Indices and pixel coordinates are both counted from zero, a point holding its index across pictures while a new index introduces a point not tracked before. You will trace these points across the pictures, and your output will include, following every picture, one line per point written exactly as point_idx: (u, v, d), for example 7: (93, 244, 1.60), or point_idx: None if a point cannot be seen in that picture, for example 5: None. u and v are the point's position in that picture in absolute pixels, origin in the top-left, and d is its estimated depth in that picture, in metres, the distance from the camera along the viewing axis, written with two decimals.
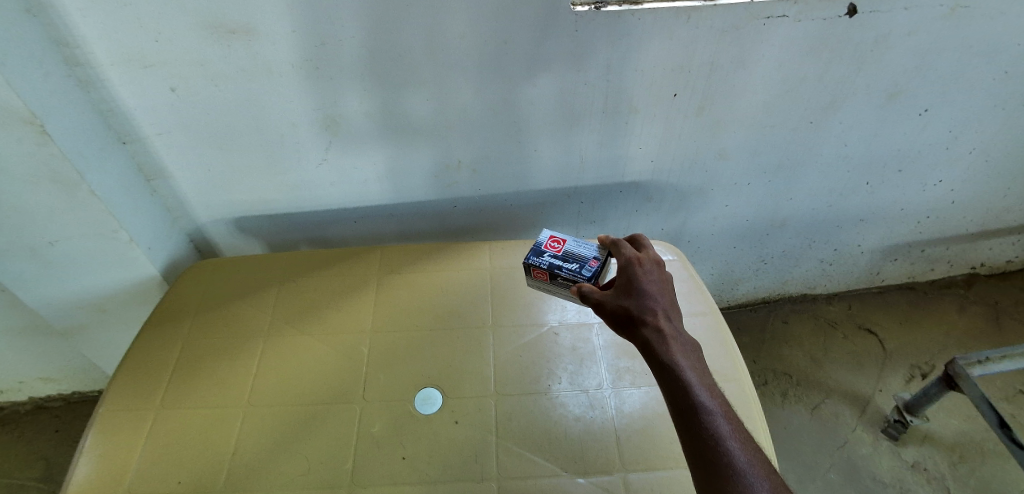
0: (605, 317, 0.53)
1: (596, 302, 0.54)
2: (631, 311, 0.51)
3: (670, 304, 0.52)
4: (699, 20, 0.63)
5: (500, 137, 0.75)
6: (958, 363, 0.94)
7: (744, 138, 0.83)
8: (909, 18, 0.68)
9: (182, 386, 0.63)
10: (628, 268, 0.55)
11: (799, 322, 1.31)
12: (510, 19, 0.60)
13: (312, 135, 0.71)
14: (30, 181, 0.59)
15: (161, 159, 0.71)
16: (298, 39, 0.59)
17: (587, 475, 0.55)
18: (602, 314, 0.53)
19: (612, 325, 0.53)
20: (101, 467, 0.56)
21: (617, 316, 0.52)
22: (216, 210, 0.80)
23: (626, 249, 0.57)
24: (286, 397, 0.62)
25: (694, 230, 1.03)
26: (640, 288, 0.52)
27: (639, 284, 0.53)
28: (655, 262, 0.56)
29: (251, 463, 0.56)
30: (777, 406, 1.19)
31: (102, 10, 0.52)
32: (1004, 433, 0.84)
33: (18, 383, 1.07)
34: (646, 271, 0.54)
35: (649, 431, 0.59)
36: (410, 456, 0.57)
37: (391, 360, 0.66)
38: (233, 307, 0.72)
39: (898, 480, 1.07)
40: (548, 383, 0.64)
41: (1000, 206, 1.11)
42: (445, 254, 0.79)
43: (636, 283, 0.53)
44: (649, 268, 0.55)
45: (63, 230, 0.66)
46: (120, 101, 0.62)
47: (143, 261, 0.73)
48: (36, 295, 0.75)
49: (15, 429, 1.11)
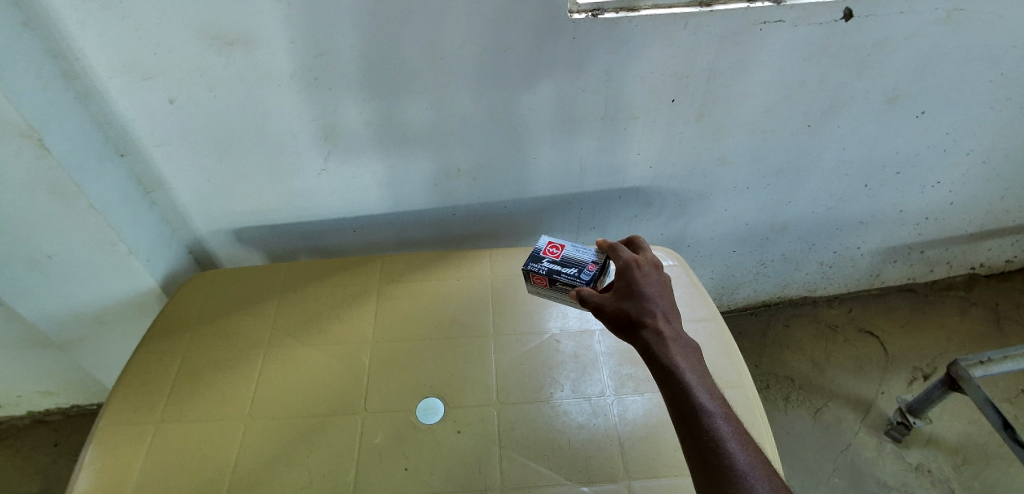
0: (604, 321, 0.53)
1: (596, 305, 0.53)
2: (631, 313, 0.51)
3: (669, 306, 0.52)
4: (697, 26, 0.64)
5: (501, 143, 0.75)
6: (961, 365, 0.93)
7: (743, 142, 0.83)
8: (904, 21, 0.68)
9: (181, 399, 0.62)
10: (627, 271, 0.54)
11: (800, 326, 1.31)
12: (509, 27, 0.60)
13: (311, 144, 0.71)
14: (28, 194, 0.58)
15: (160, 170, 0.70)
16: (299, 48, 0.59)
17: (591, 484, 0.55)
18: (601, 317, 0.53)
19: (612, 329, 0.52)
20: (99, 482, 0.55)
21: (617, 319, 0.52)
22: (214, 220, 0.80)
23: (623, 252, 0.57)
24: (286, 407, 0.62)
25: (694, 235, 1.03)
26: (639, 291, 0.52)
27: (638, 287, 0.53)
28: (653, 265, 0.56)
29: (250, 475, 0.56)
30: (780, 411, 1.19)
31: (100, 22, 0.52)
32: (1007, 435, 0.84)
33: (17, 397, 1.06)
34: (645, 273, 0.54)
35: (653, 439, 0.58)
36: (412, 466, 0.56)
37: (391, 369, 0.65)
38: (233, 318, 0.71)
39: (903, 484, 1.06)
40: (550, 390, 0.63)
41: (998, 207, 1.11)
42: (445, 262, 0.79)
43: (635, 286, 0.53)
44: (648, 271, 0.55)
45: (61, 242, 0.66)
46: (118, 112, 0.62)
47: (141, 273, 0.73)
48: (34, 307, 0.75)
49: (13, 443, 1.10)
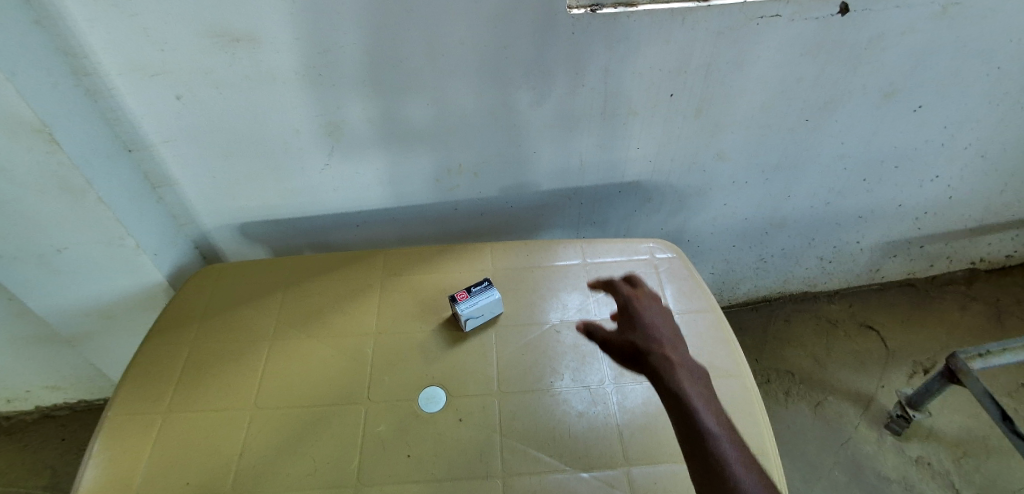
0: (614, 349, 0.66)
1: (605, 338, 0.67)
2: (637, 344, 0.64)
3: (673, 337, 0.64)
4: (694, 21, 0.64)
5: (500, 141, 0.77)
6: (959, 357, 0.94)
7: (742, 138, 0.84)
8: (900, 16, 0.69)
9: (190, 390, 0.64)
10: (631, 306, 0.69)
11: (801, 321, 1.32)
12: (509, 25, 0.61)
13: (314, 141, 0.72)
14: (41, 188, 0.60)
15: (166, 166, 0.72)
16: (300, 45, 0.60)
17: (590, 470, 0.56)
18: (610, 347, 0.66)
19: (621, 357, 0.65)
20: (110, 471, 0.57)
21: (625, 350, 0.65)
22: (221, 215, 0.82)
23: (623, 288, 0.72)
24: (292, 399, 0.63)
25: (693, 231, 1.04)
26: (644, 325, 0.66)
27: (643, 321, 0.67)
28: (652, 299, 0.70)
29: (259, 464, 0.58)
30: (780, 405, 1.20)
31: (108, 21, 0.54)
32: (1006, 427, 0.85)
33: (25, 392, 1.09)
34: (647, 308, 0.68)
35: (652, 427, 0.60)
36: (416, 454, 0.58)
37: (395, 362, 0.67)
38: (239, 312, 0.73)
39: (902, 477, 1.08)
40: (550, 380, 0.65)
41: (998, 201, 1.11)
42: (446, 255, 0.80)
43: (641, 320, 0.67)
44: (648, 304, 0.69)
45: (72, 237, 0.67)
46: (125, 109, 0.63)
47: (149, 267, 0.75)
48: (45, 301, 0.77)
49: (22, 438, 1.13)
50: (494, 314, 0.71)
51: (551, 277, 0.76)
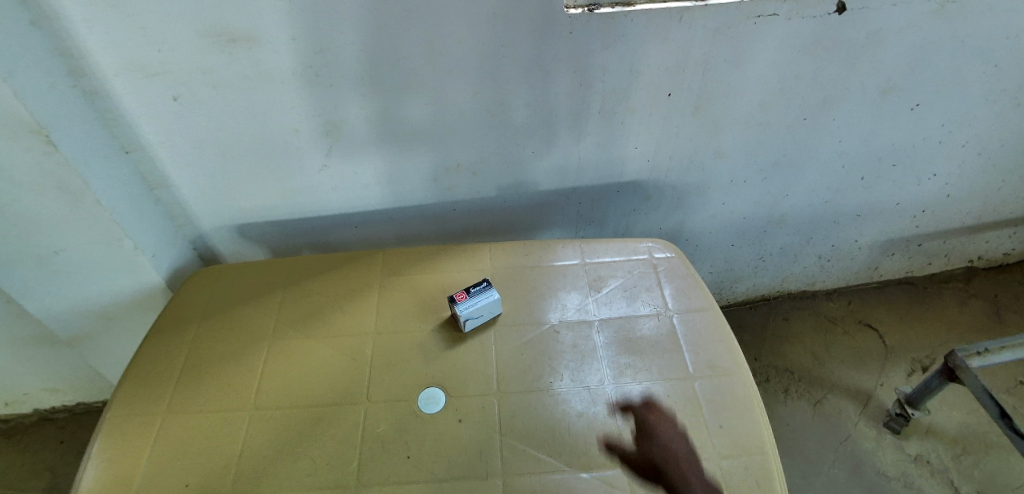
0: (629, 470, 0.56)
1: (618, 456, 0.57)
2: (659, 468, 0.56)
3: (692, 455, 0.58)
4: (692, 20, 0.64)
5: (499, 141, 0.77)
6: (958, 355, 0.94)
7: (740, 136, 0.84)
8: (898, 14, 0.69)
9: (189, 391, 0.64)
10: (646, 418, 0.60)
11: (800, 319, 1.32)
12: (506, 25, 0.61)
13: (312, 141, 0.72)
14: (39, 189, 0.60)
15: (164, 166, 0.72)
16: (298, 45, 0.59)
17: (590, 470, 0.56)
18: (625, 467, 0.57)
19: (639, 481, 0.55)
20: (109, 472, 0.57)
21: (645, 473, 0.56)
22: (219, 216, 0.81)
23: (633, 392, 0.63)
24: (291, 399, 0.63)
25: (692, 229, 1.04)
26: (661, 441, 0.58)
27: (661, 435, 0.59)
28: (665, 405, 0.62)
29: (258, 465, 0.58)
30: (779, 403, 1.20)
31: (105, 22, 0.54)
32: (1005, 424, 0.85)
33: (25, 394, 1.09)
34: (662, 419, 0.61)
35: (652, 426, 0.60)
36: (416, 454, 0.58)
37: (395, 362, 0.67)
38: (238, 312, 0.73)
39: (901, 474, 1.08)
40: (549, 379, 0.65)
41: (996, 199, 1.11)
42: (445, 255, 0.80)
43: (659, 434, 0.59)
44: (663, 414, 0.61)
45: (70, 238, 0.67)
46: (123, 109, 0.63)
47: (148, 268, 0.74)
48: (44, 303, 0.77)
49: (22, 440, 1.13)
50: (494, 314, 0.71)
51: (551, 276, 0.76)
